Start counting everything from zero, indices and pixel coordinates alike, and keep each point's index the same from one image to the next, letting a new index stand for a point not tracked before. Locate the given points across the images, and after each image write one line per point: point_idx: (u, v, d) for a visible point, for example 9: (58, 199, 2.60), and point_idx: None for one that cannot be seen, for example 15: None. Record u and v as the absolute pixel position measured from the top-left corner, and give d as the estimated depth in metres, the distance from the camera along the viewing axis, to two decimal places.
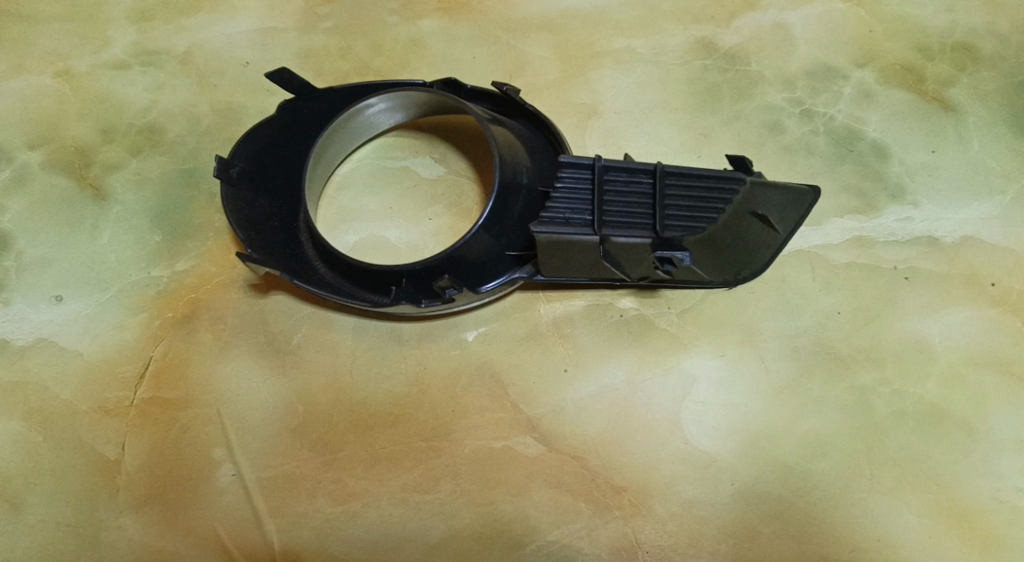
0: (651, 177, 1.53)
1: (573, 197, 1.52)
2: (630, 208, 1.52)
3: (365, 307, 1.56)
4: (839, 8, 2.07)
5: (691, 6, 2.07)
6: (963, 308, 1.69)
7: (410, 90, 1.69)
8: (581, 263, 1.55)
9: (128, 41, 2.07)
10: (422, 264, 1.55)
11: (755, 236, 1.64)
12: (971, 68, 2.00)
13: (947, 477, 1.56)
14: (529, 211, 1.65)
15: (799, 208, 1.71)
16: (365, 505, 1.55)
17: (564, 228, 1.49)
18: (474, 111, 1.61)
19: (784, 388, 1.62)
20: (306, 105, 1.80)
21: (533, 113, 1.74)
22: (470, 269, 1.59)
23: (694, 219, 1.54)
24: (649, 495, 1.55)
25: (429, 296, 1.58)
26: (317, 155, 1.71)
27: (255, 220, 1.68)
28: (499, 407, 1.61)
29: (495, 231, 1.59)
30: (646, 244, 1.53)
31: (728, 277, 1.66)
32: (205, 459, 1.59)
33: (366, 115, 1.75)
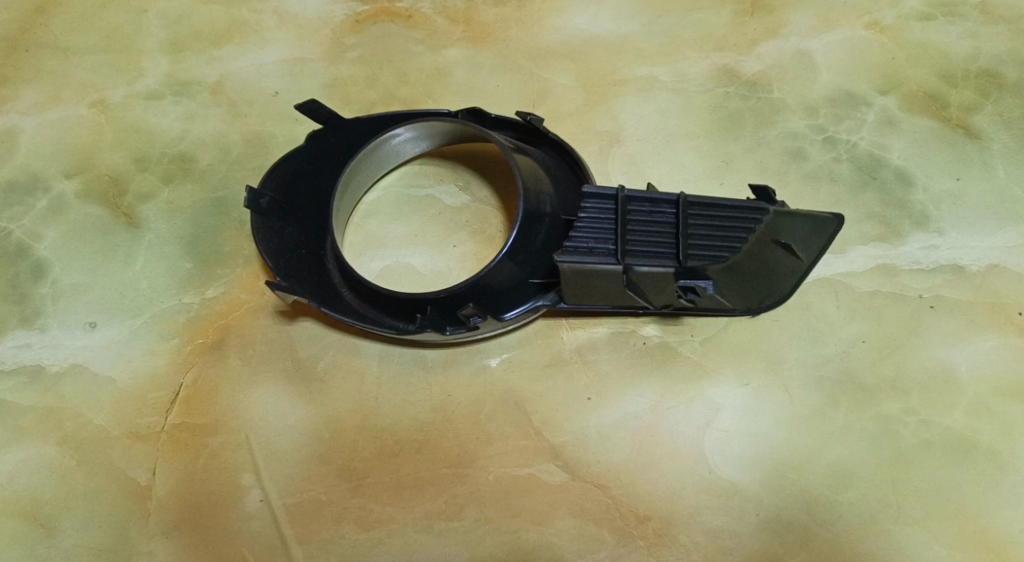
0: (674, 207, 1.55)
1: (596, 227, 1.53)
2: (653, 238, 1.54)
3: (392, 334, 1.58)
4: (860, 35, 2.08)
5: (713, 34, 2.09)
6: (990, 337, 1.68)
7: (434, 120, 1.71)
8: (604, 292, 1.55)
9: (161, 72, 2.13)
10: (447, 292, 1.57)
11: (779, 264, 1.65)
12: (996, 95, 1.99)
13: (976, 509, 1.54)
14: (553, 239, 1.66)
15: (826, 235, 1.69)
16: (390, 531, 1.56)
17: (588, 258, 1.52)
18: (498, 141, 1.63)
19: (809, 418, 1.62)
20: (333, 136, 1.84)
21: (556, 142, 1.76)
22: (494, 297, 1.60)
23: (718, 248, 1.55)
24: (674, 524, 1.55)
25: (454, 323, 1.60)
26: (345, 184, 1.74)
27: (284, 248, 1.71)
28: (522, 434, 1.62)
29: (519, 259, 1.60)
30: (670, 274, 1.54)
31: (752, 305, 1.67)
32: (234, 484, 1.62)
33: (392, 144, 1.79)
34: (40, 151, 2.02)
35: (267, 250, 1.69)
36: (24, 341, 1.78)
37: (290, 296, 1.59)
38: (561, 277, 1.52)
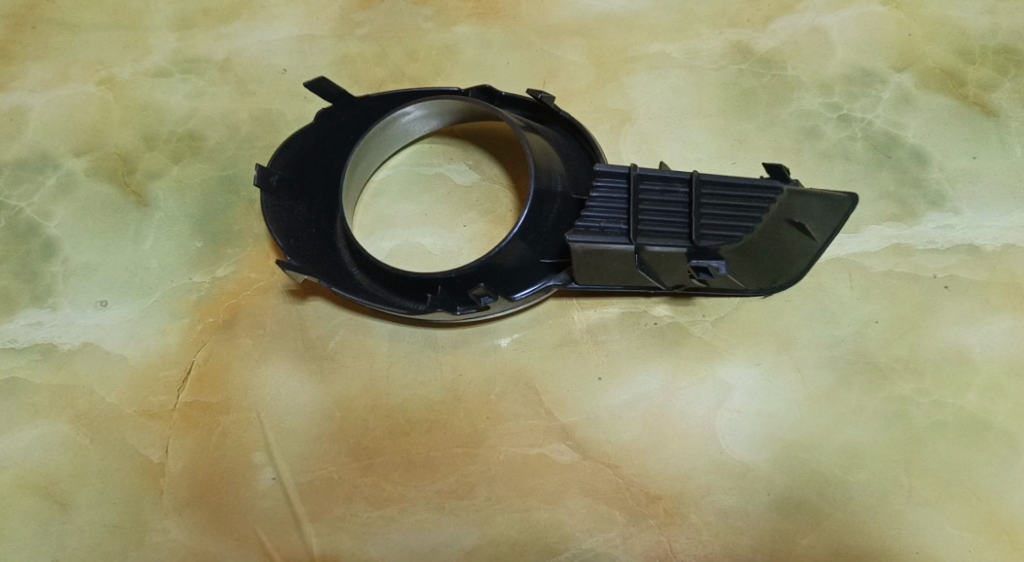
0: (687, 185, 1.53)
1: (609, 206, 1.51)
2: (666, 218, 1.52)
3: (403, 314, 1.57)
4: (876, 11, 2.04)
5: (726, 10, 2.06)
6: (1005, 317, 1.67)
7: (445, 98, 1.70)
8: (616, 272, 1.53)
9: (168, 49, 2.11)
10: (457, 271, 1.55)
11: (793, 244, 1.63)
12: (1014, 72, 1.96)
13: (988, 489, 1.54)
14: (564, 219, 1.65)
15: (839, 213, 1.69)
16: (402, 510, 1.57)
17: (600, 238, 1.50)
18: (509, 120, 1.62)
19: (821, 398, 1.61)
20: (343, 114, 1.82)
21: (568, 121, 1.74)
22: (505, 277, 1.59)
23: (732, 228, 1.54)
24: (684, 504, 1.55)
25: (464, 303, 1.59)
26: (355, 163, 1.73)
27: (294, 227, 1.70)
28: (534, 414, 1.62)
29: (530, 239, 1.59)
30: (683, 253, 1.53)
31: (765, 285, 1.65)
32: (246, 463, 1.62)
33: (402, 123, 1.77)
34: (48, 129, 2.02)
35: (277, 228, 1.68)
36: (36, 319, 1.79)
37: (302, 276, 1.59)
38: (574, 257, 1.50)
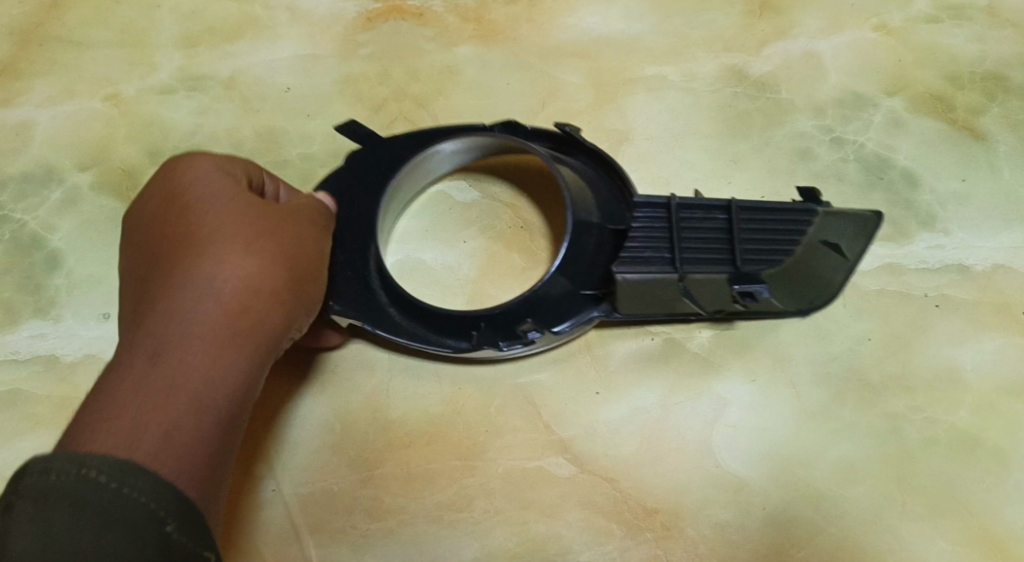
0: (725, 211, 1.59)
1: (649, 235, 1.58)
2: (706, 244, 1.57)
3: (449, 353, 1.60)
4: (868, 37, 2.09)
5: (722, 35, 2.11)
6: (995, 336, 1.70)
7: (478, 135, 1.71)
8: (656, 299, 1.57)
9: (174, 66, 2.14)
10: (502, 308, 1.56)
11: (828, 266, 1.65)
12: (1002, 97, 2.01)
13: (980, 505, 1.56)
14: (602, 249, 1.62)
15: (866, 231, 1.69)
16: (401, 522, 1.58)
17: (645, 268, 1.53)
18: (539, 153, 1.62)
19: (816, 414, 1.64)
20: (369, 155, 1.75)
21: (596, 151, 1.68)
22: (548, 309, 1.59)
23: (772, 252, 1.57)
24: (681, 518, 1.57)
25: (508, 337, 1.59)
26: (385, 202, 1.73)
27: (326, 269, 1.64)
28: (532, 428, 1.64)
29: (572, 270, 1.59)
30: (725, 278, 1.55)
31: (806, 306, 1.65)
32: (246, 474, 1.63)
33: (439, 157, 1.79)
34: (54, 144, 2.04)
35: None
36: (39, 331, 1.81)
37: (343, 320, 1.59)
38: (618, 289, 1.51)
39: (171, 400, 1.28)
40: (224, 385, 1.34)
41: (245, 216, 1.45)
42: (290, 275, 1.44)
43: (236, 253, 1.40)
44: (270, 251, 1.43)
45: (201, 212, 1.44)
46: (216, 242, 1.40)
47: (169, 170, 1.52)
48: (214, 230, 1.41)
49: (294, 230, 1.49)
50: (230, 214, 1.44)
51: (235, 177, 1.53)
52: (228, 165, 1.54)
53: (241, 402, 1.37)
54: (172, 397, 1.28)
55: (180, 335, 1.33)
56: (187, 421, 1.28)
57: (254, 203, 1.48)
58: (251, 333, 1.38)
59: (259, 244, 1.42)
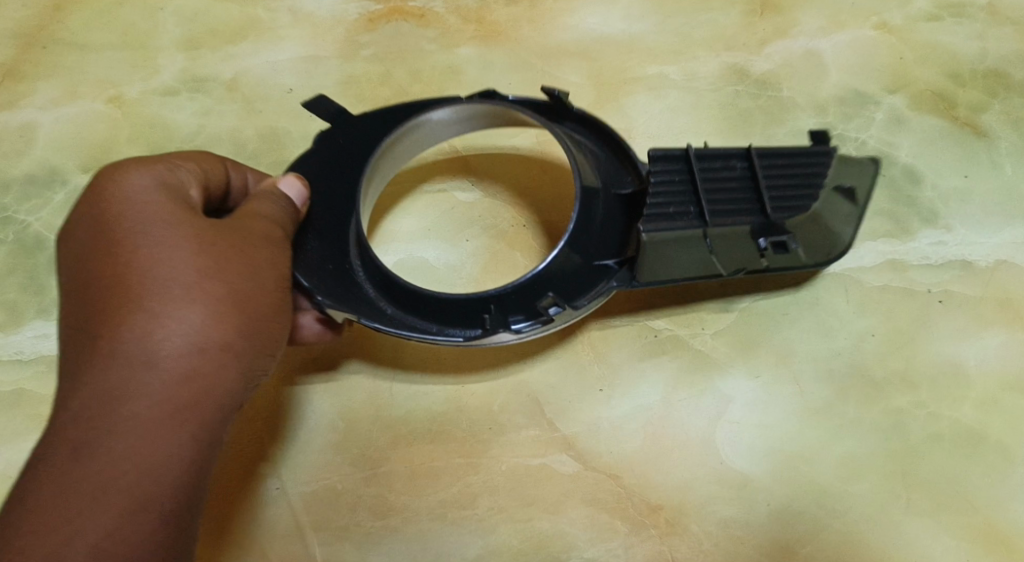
0: (744, 159, 1.53)
1: (672, 193, 1.47)
2: (730, 195, 1.51)
3: (460, 342, 1.45)
4: (868, 35, 2.10)
5: (723, 35, 2.12)
6: (999, 332, 1.70)
7: (470, 102, 1.64)
8: (686, 262, 1.49)
9: (176, 68, 2.15)
10: (514, 283, 1.47)
11: (838, 212, 1.63)
12: (1003, 95, 2.01)
13: (984, 500, 1.56)
14: (610, 217, 1.58)
15: (864, 185, 1.69)
16: (405, 519, 1.58)
17: (671, 224, 1.46)
18: (539, 121, 1.59)
19: (819, 410, 1.63)
20: (340, 134, 1.69)
21: (593, 121, 1.66)
22: (564, 285, 1.50)
23: (793, 200, 1.55)
24: (685, 515, 1.56)
25: (521, 314, 1.48)
26: (370, 177, 1.64)
27: (313, 265, 1.55)
28: (535, 425, 1.64)
29: (579, 243, 1.52)
30: (749, 230, 1.51)
31: (825, 253, 1.62)
32: (249, 473, 1.62)
33: (429, 126, 1.70)
34: (57, 145, 2.05)
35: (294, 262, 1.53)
36: (42, 331, 1.81)
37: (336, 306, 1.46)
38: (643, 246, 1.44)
39: (117, 487, 1.23)
40: (174, 459, 1.28)
41: (189, 258, 1.34)
42: (242, 325, 1.35)
43: (181, 308, 1.30)
44: (218, 300, 1.33)
45: (135, 255, 1.32)
46: (154, 297, 1.29)
47: (102, 197, 1.39)
48: (152, 283, 1.30)
49: (246, 269, 1.37)
50: (175, 255, 1.33)
51: (176, 194, 1.42)
52: (166, 181, 1.43)
53: (198, 472, 1.31)
54: (116, 483, 1.23)
55: (121, 416, 1.26)
56: (131, 511, 1.23)
57: (199, 233, 1.36)
58: (202, 399, 1.31)
59: (205, 293, 1.33)
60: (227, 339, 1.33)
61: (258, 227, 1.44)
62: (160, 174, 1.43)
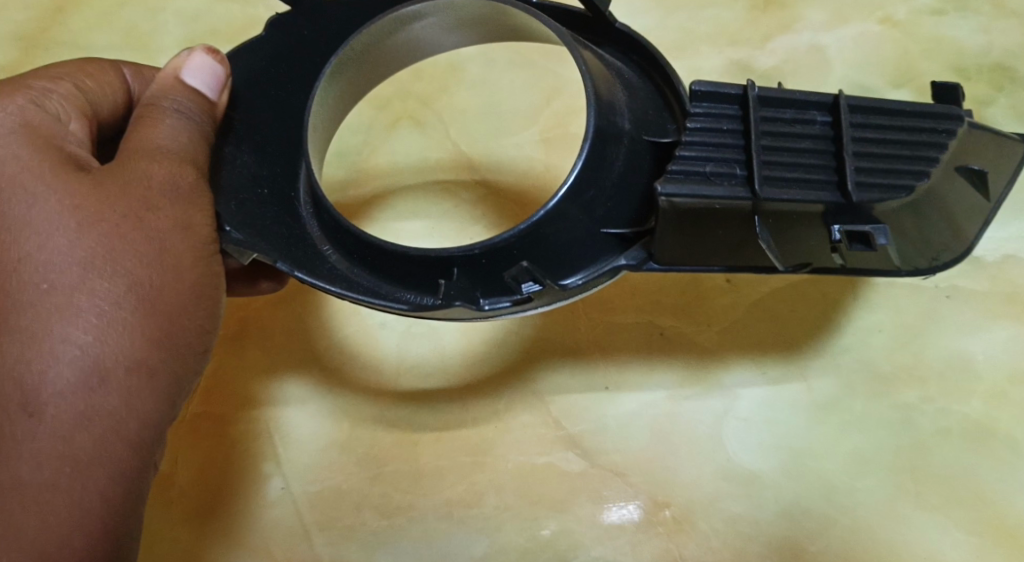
0: (827, 111, 1.20)
1: (712, 146, 1.18)
2: (799, 158, 1.18)
3: (405, 310, 1.19)
4: (873, 30, 2.08)
5: (726, 30, 2.10)
6: (1009, 326, 1.67)
7: (461, 0, 1.36)
8: (717, 240, 1.19)
9: None
10: (484, 246, 1.23)
11: (962, 203, 1.36)
12: (1009, 88, 1.99)
13: (994, 494, 1.54)
14: (634, 167, 1.33)
15: (1007, 174, 1.45)
16: (411, 519, 1.58)
17: (705, 185, 1.15)
18: (558, 33, 1.28)
19: (827, 406, 1.62)
20: (307, 29, 1.48)
21: (648, 51, 1.41)
22: (551, 256, 1.27)
23: (888, 176, 1.19)
24: (692, 512, 1.55)
25: (493, 291, 1.26)
26: (327, 87, 1.40)
27: (240, 186, 1.37)
28: (541, 423, 1.63)
29: (585, 200, 1.27)
30: (820, 210, 1.17)
31: (932, 260, 1.32)
32: (255, 473, 1.62)
33: (412, 30, 1.45)
34: None
35: (219, 189, 1.35)
36: None
37: (250, 251, 1.24)
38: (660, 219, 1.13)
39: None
40: (80, 521, 1.15)
41: (69, 270, 1.17)
42: (145, 335, 1.20)
43: (64, 337, 1.15)
44: (111, 313, 1.18)
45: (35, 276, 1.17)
46: (54, 332, 1.15)
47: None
48: (53, 311, 1.16)
49: (142, 264, 1.21)
50: (55, 270, 1.17)
51: (42, 137, 1.26)
52: (29, 119, 1.28)
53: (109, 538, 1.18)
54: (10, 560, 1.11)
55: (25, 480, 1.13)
56: None
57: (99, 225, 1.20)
58: (104, 441, 1.17)
59: (92, 308, 1.17)
60: (126, 357, 1.18)
61: (155, 178, 1.23)
62: (28, 101, 1.31)
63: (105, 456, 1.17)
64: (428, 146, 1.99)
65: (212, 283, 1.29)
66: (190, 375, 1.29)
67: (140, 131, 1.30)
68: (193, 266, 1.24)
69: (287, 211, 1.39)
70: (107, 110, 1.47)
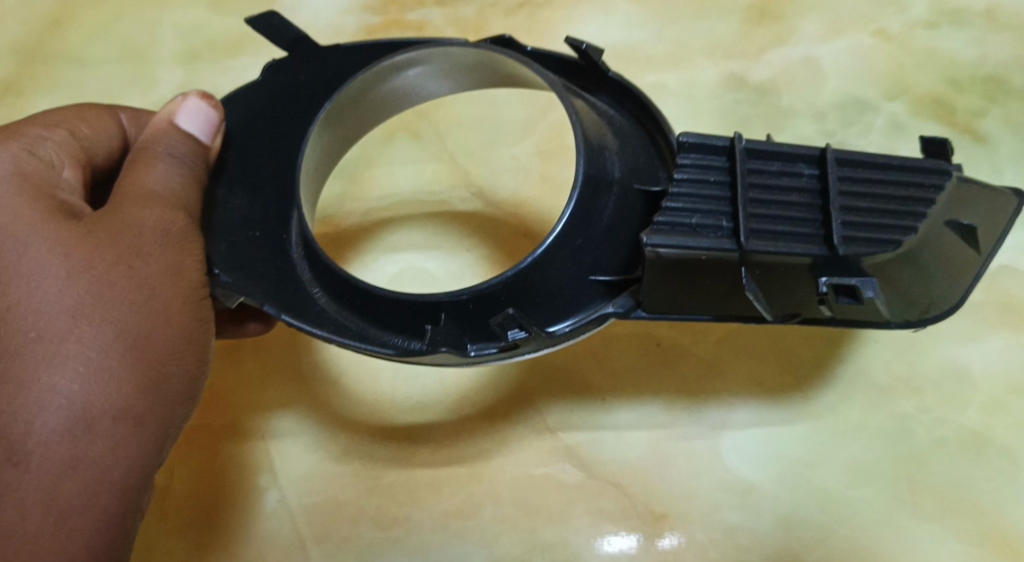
0: (815, 164, 1.22)
1: (700, 198, 1.20)
2: (785, 211, 1.20)
3: (391, 355, 1.21)
4: (867, 42, 2.10)
5: (721, 43, 2.12)
6: (1004, 336, 1.68)
7: (454, 46, 1.38)
8: (707, 291, 1.20)
9: (176, 82, 2.16)
10: (473, 290, 1.24)
11: (955, 249, 1.31)
12: (1002, 100, 2.00)
13: (991, 504, 1.54)
14: (624, 213, 1.35)
15: (1006, 213, 1.38)
16: (408, 530, 1.57)
17: (691, 238, 1.17)
18: (551, 82, 1.31)
19: (824, 416, 1.63)
20: (301, 71, 1.51)
21: (640, 101, 1.45)
22: (540, 302, 1.29)
23: (877, 230, 1.20)
24: (689, 522, 1.55)
25: (480, 337, 1.26)
26: (319, 133, 1.42)
27: (229, 229, 1.38)
28: (538, 434, 1.63)
29: (574, 249, 1.29)
30: (808, 262, 1.18)
31: (926, 312, 1.25)
32: (252, 485, 1.62)
33: (401, 79, 1.46)
34: None
35: (210, 231, 1.36)
36: None
37: (238, 294, 1.27)
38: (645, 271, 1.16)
39: None
40: None
41: (58, 318, 1.18)
42: (132, 382, 1.20)
43: (50, 386, 1.16)
44: (98, 361, 1.18)
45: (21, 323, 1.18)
46: (38, 379, 1.16)
47: None
48: (39, 359, 1.16)
49: (130, 311, 1.22)
50: (43, 318, 1.18)
51: (37, 186, 1.27)
52: (23, 168, 1.28)
53: None
54: None
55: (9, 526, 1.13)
56: None
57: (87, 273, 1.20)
58: (88, 488, 1.17)
59: (79, 356, 1.18)
60: (112, 404, 1.19)
61: (146, 224, 1.25)
62: (21, 150, 1.31)
63: (90, 504, 1.17)
64: (424, 159, 1.99)
65: (201, 328, 1.30)
66: (177, 421, 1.29)
67: (133, 175, 1.33)
68: (181, 312, 1.26)
69: (277, 252, 1.38)
70: (102, 153, 1.46)
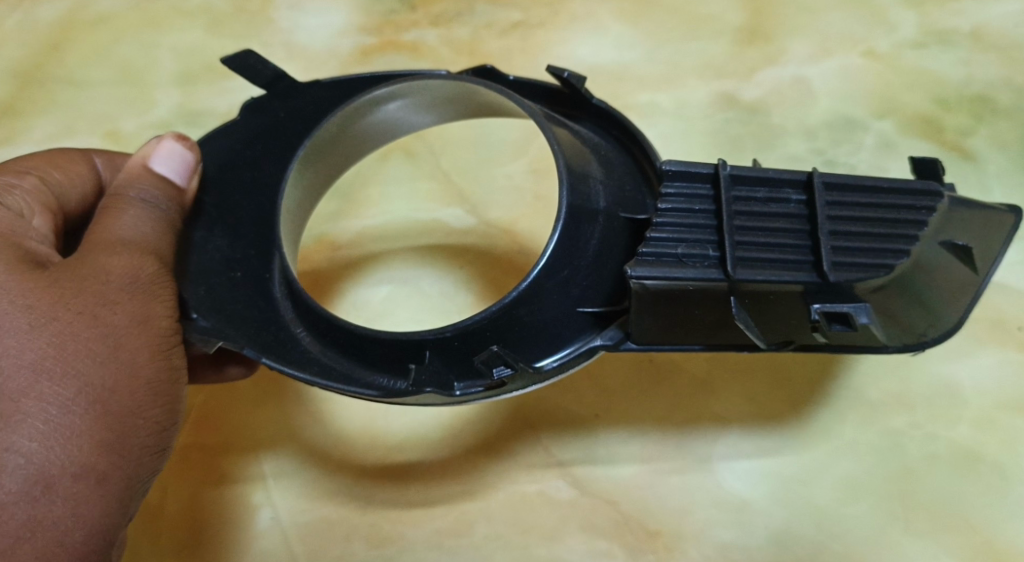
0: (802, 189, 1.24)
1: (686, 227, 1.22)
2: (771, 237, 1.22)
3: (375, 396, 1.19)
4: (856, 62, 2.13)
5: (712, 63, 2.15)
6: (994, 352, 1.69)
7: (428, 79, 1.40)
8: (693, 322, 1.21)
9: (173, 102, 2.18)
10: (456, 327, 1.26)
11: (950, 271, 1.31)
12: (989, 119, 2.03)
13: (983, 521, 1.55)
14: (610, 241, 1.36)
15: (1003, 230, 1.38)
16: (400, 549, 1.56)
17: (677, 268, 1.19)
18: (532, 111, 1.33)
19: (817, 432, 1.63)
20: (280, 106, 1.55)
21: (623, 126, 1.48)
22: (524, 339, 1.29)
23: (862, 255, 1.21)
24: (683, 540, 1.55)
25: (466, 374, 1.27)
26: (299, 172, 1.45)
27: (210, 270, 1.41)
28: (531, 452, 1.64)
29: (561, 280, 1.30)
30: (799, 289, 1.20)
31: (920, 335, 1.24)
32: (246, 502, 1.62)
33: (382, 111, 1.49)
34: None
35: (188, 275, 1.39)
36: None
37: (215, 338, 1.26)
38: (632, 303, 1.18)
39: None
40: None
41: (20, 374, 1.16)
42: (95, 438, 1.19)
43: (9, 445, 1.14)
44: (59, 417, 1.17)
45: None
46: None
47: None
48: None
49: (95, 364, 1.21)
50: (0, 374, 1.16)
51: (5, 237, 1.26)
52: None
53: None
54: None
55: None
56: None
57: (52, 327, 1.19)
58: (47, 551, 1.16)
59: (40, 412, 1.16)
60: (74, 463, 1.18)
61: (113, 271, 1.26)
62: None
63: None
64: (419, 178, 2.01)
65: (170, 379, 1.30)
66: (144, 476, 1.28)
67: (103, 222, 1.34)
68: (149, 363, 1.26)
69: (262, 294, 1.41)
70: (74, 200, 1.50)
